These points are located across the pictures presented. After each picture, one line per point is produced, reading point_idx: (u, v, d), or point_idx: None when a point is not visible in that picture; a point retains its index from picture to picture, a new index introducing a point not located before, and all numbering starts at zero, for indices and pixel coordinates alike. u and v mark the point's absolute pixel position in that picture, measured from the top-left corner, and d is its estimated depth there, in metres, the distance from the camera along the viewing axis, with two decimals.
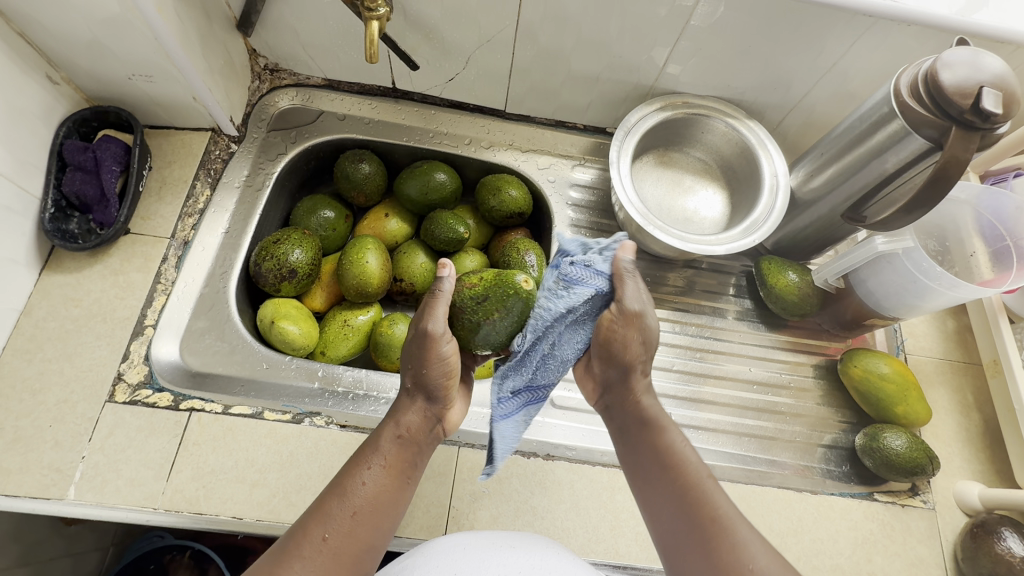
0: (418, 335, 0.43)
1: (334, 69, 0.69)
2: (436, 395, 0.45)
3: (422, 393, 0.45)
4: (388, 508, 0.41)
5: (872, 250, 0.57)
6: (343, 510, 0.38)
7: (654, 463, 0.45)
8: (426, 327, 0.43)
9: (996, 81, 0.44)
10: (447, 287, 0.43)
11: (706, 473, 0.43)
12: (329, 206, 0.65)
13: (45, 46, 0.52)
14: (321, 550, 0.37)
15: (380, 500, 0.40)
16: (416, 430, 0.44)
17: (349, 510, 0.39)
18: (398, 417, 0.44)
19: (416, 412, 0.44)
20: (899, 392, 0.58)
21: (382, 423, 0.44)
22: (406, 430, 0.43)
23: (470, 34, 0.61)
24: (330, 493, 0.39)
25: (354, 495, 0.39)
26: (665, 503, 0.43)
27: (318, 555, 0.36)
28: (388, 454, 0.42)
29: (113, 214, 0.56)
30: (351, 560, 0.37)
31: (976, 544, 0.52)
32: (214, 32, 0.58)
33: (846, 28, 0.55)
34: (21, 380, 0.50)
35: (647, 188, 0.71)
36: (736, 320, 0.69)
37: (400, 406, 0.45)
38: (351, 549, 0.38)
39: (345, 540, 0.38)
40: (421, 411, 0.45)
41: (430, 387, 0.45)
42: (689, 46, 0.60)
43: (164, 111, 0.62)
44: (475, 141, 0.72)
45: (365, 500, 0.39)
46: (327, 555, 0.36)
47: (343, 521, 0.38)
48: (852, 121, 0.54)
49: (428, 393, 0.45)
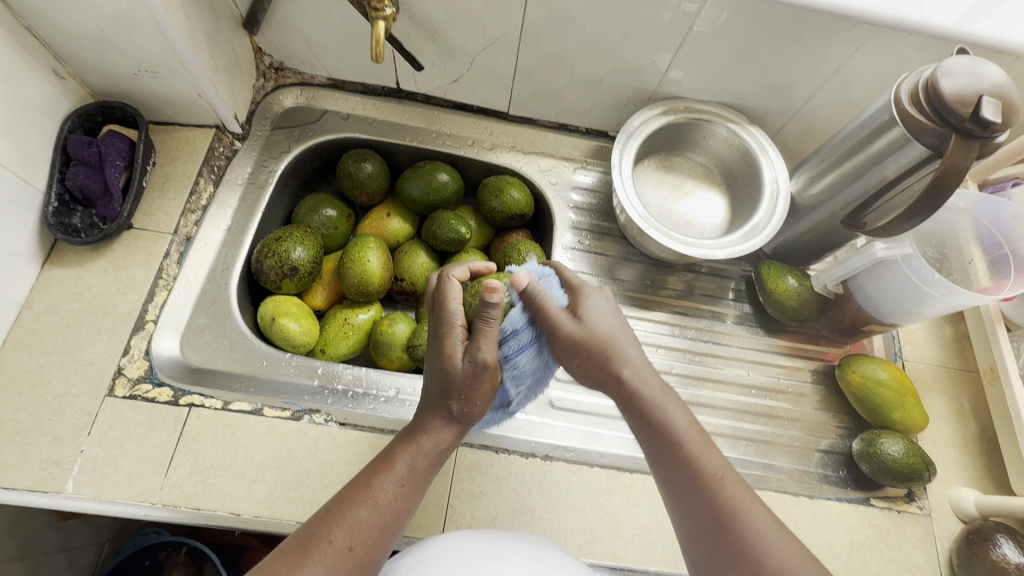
0: (478, 365, 0.41)
1: (338, 69, 0.69)
2: (473, 416, 0.44)
3: (460, 416, 0.43)
4: (409, 518, 0.41)
5: (871, 257, 0.57)
6: (371, 522, 0.38)
7: (657, 437, 0.42)
8: (490, 360, 0.41)
9: (996, 90, 0.44)
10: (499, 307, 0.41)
11: (714, 449, 0.42)
12: (331, 204, 0.66)
13: (52, 41, 0.52)
14: (345, 558, 0.37)
15: (405, 511, 0.40)
16: (449, 446, 0.43)
17: (376, 523, 0.38)
18: (433, 432, 0.42)
19: (450, 429, 0.43)
20: (896, 399, 0.59)
21: (415, 433, 0.42)
22: (440, 447, 0.42)
23: (475, 35, 0.62)
24: (357, 500, 0.38)
25: (382, 507, 0.39)
26: (670, 480, 0.42)
27: (340, 563, 0.36)
28: (420, 469, 0.41)
29: (116, 209, 0.57)
30: (368, 566, 0.38)
31: (972, 550, 0.52)
32: (220, 29, 0.58)
33: (849, 36, 0.55)
34: (22, 373, 0.50)
35: (648, 191, 0.71)
36: (735, 325, 0.69)
37: (435, 421, 0.42)
38: (371, 556, 0.38)
39: (368, 549, 0.38)
40: (456, 429, 0.43)
41: (470, 410, 0.43)
42: (691, 51, 0.61)
43: (168, 108, 0.62)
44: (478, 142, 0.73)
45: (392, 512, 0.39)
46: (352, 564, 0.37)
47: (370, 532, 0.38)
48: (853, 128, 0.54)
49: (467, 414, 0.43)
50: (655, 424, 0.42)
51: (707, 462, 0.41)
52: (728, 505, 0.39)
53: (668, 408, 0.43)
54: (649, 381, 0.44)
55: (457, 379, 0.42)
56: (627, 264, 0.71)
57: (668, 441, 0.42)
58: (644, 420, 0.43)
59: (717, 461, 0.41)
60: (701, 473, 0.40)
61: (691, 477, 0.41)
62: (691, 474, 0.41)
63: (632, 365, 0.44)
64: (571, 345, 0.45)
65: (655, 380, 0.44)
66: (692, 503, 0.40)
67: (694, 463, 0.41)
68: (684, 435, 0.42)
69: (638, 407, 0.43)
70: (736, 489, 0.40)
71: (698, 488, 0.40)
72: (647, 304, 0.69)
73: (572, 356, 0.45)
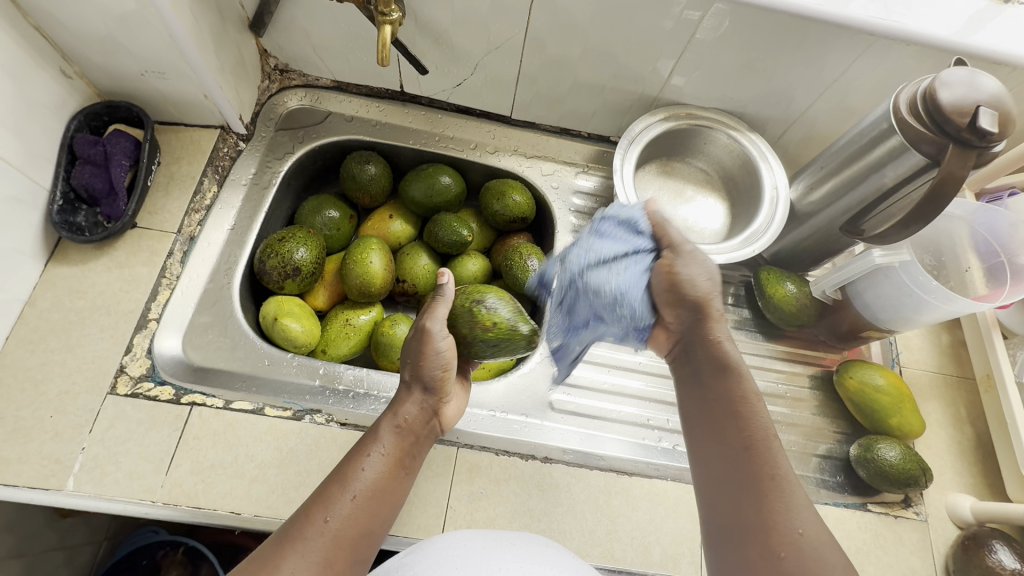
0: (417, 332, 0.46)
1: (343, 72, 0.70)
2: (433, 389, 0.46)
3: (419, 386, 0.45)
4: (387, 500, 0.41)
5: (869, 263, 0.58)
6: (345, 495, 0.39)
7: (722, 412, 0.43)
8: (426, 325, 0.46)
9: (993, 101, 0.45)
10: (446, 292, 0.47)
11: (779, 446, 0.40)
12: (334, 206, 0.66)
13: (60, 40, 0.52)
14: (323, 533, 0.37)
15: (382, 484, 0.41)
16: (415, 422, 0.45)
17: (350, 495, 0.39)
18: (399, 410, 0.45)
19: (414, 405, 0.45)
20: (894, 404, 0.59)
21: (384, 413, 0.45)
22: (404, 421, 0.44)
23: (479, 40, 0.62)
24: (332, 479, 0.40)
25: (355, 480, 0.40)
26: (716, 454, 0.42)
27: (319, 538, 0.37)
28: (388, 442, 0.43)
29: (121, 208, 0.57)
30: (349, 545, 0.38)
31: (968, 556, 0.52)
32: (227, 31, 0.59)
33: (848, 45, 0.56)
34: (23, 370, 0.50)
35: (649, 196, 0.72)
36: (734, 329, 0.70)
37: (399, 398, 0.45)
38: (350, 534, 0.38)
39: (347, 524, 0.38)
40: (419, 403, 0.45)
41: (427, 381, 0.45)
42: (693, 58, 0.61)
43: (174, 108, 0.62)
44: (481, 145, 0.73)
45: (366, 486, 0.40)
46: (328, 537, 0.37)
47: (345, 505, 0.38)
48: (852, 136, 0.55)
49: (425, 386, 0.45)
50: (727, 403, 0.43)
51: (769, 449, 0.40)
52: (777, 491, 0.38)
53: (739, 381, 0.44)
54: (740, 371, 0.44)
55: (406, 350, 0.47)
56: None
57: (734, 419, 0.42)
58: (716, 395, 0.44)
59: (778, 456, 0.40)
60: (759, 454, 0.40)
61: (743, 454, 0.40)
62: (744, 452, 0.40)
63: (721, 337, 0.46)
64: (676, 309, 0.48)
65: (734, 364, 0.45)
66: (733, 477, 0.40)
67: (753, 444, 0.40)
68: (754, 420, 0.41)
69: (717, 383, 0.44)
70: (791, 483, 0.38)
71: (749, 462, 0.40)
72: None
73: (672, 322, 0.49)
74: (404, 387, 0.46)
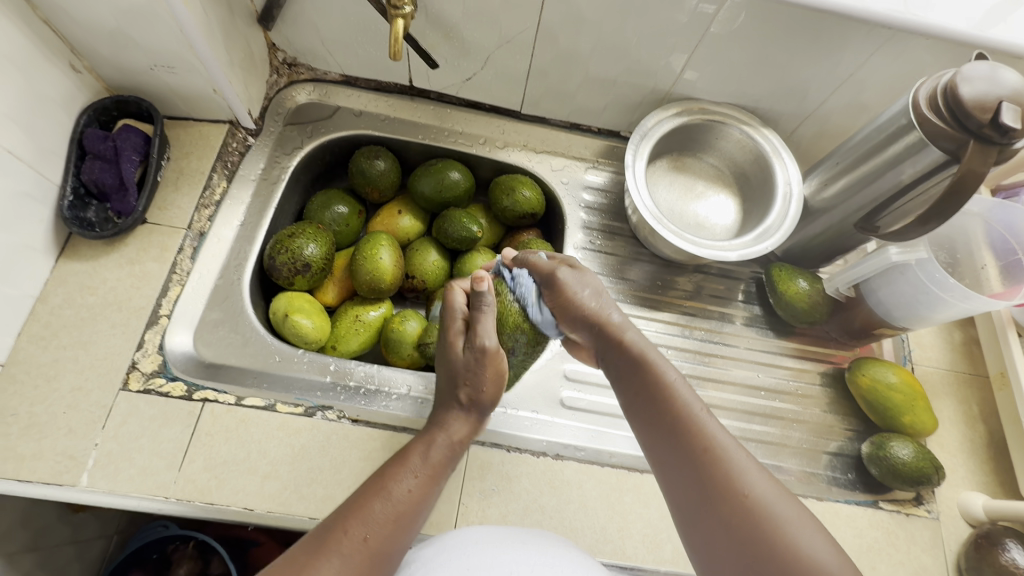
0: (473, 350, 0.48)
1: (352, 66, 0.69)
2: (484, 408, 0.49)
3: (473, 407, 0.48)
4: (424, 516, 0.41)
5: (885, 261, 0.58)
6: (386, 510, 0.38)
7: (653, 411, 0.42)
8: (482, 343, 0.48)
9: (1015, 96, 0.44)
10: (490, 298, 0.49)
11: (714, 420, 0.40)
12: (343, 201, 0.66)
13: (69, 34, 0.52)
14: (360, 549, 0.36)
15: (420, 505, 0.41)
16: (463, 440, 0.47)
17: (391, 512, 0.38)
18: (448, 428, 0.47)
19: (461, 423, 0.47)
20: (906, 402, 0.59)
21: (429, 432, 0.46)
22: (456, 438, 0.46)
23: (490, 34, 0.62)
24: (372, 491, 0.39)
25: (399, 494, 0.40)
26: (675, 470, 0.39)
27: (355, 554, 0.36)
28: (433, 458, 0.44)
29: (131, 204, 0.57)
30: (384, 562, 0.37)
31: (980, 554, 0.52)
32: (236, 24, 0.58)
33: (865, 39, 0.55)
34: (36, 366, 0.50)
35: (660, 192, 0.71)
36: (744, 326, 0.70)
37: (448, 416, 0.47)
38: (388, 551, 0.37)
39: (382, 541, 0.37)
40: (467, 423, 0.48)
41: (480, 399, 0.48)
42: (707, 52, 0.61)
43: (183, 103, 0.62)
44: (490, 141, 0.73)
45: (406, 504, 0.39)
46: (362, 553, 0.36)
47: (384, 521, 0.38)
48: (870, 131, 0.54)
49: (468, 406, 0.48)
50: (657, 401, 0.42)
51: (702, 424, 0.40)
52: (723, 468, 0.37)
53: (675, 383, 0.43)
54: (662, 362, 0.45)
55: (458, 368, 0.48)
56: (637, 265, 0.71)
57: (660, 407, 0.42)
58: (651, 385, 0.43)
59: (715, 429, 0.39)
60: (694, 438, 0.39)
61: (683, 437, 0.39)
62: (684, 446, 0.39)
63: (643, 350, 0.46)
64: (579, 320, 0.51)
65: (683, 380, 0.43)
66: (674, 452, 0.40)
67: (686, 424, 0.40)
68: (681, 402, 0.41)
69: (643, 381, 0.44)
70: (731, 447, 0.38)
71: (693, 446, 0.39)
72: (656, 305, 0.69)
73: (606, 343, 0.49)
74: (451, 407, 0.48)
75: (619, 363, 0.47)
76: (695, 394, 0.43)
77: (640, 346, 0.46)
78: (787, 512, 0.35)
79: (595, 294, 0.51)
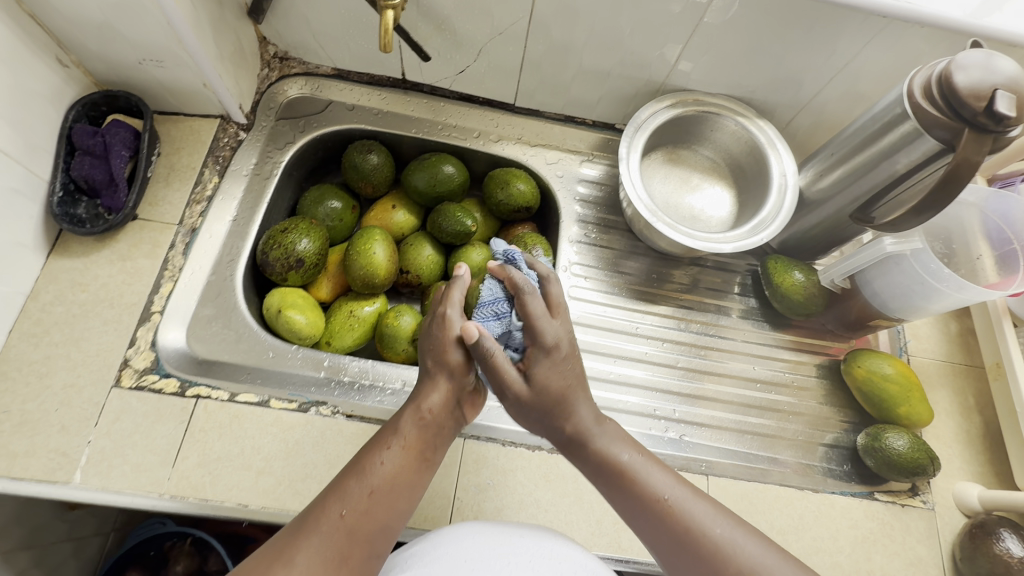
0: (438, 317, 0.47)
1: (344, 59, 0.69)
2: (457, 376, 0.45)
3: (442, 373, 0.45)
4: (406, 494, 0.40)
5: (880, 251, 0.58)
6: (361, 487, 0.39)
7: (606, 475, 0.43)
8: (446, 309, 0.46)
9: (1010, 84, 0.44)
10: (468, 280, 0.48)
11: (658, 471, 0.43)
12: (336, 196, 0.65)
13: (56, 28, 0.51)
14: (337, 527, 0.37)
15: (399, 480, 0.40)
16: (438, 412, 0.44)
17: (366, 489, 0.39)
18: (424, 401, 0.44)
19: (439, 396, 0.45)
20: (901, 393, 0.59)
21: (405, 406, 0.45)
22: (427, 412, 0.43)
23: (483, 26, 0.61)
24: (349, 472, 0.40)
25: (373, 473, 0.39)
26: (646, 529, 0.41)
27: (334, 531, 0.36)
28: (407, 434, 0.42)
29: (121, 199, 0.56)
30: (364, 540, 0.37)
31: (975, 544, 0.52)
32: (225, 18, 0.58)
33: (860, 28, 0.55)
34: (28, 363, 0.50)
35: (655, 184, 0.71)
36: (741, 319, 0.69)
37: (424, 389, 0.45)
38: (367, 528, 0.38)
39: (361, 518, 0.37)
40: (442, 393, 0.45)
41: (452, 367, 0.45)
42: (701, 43, 0.60)
43: (173, 97, 0.61)
44: (483, 134, 0.72)
45: (384, 480, 0.39)
46: (339, 531, 0.36)
47: (361, 499, 0.38)
48: (865, 121, 0.54)
49: (449, 372, 0.45)
50: (604, 466, 0.43)
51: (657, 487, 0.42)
52: (684, 521, 0.40)
53: (612, 449, 0.44)
54: (589, 424, 0.44)
55: (428, 338, 0.47)
56: (633, 258, 0.71)
57: (612, 477, 0.43)
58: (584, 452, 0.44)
59: (665, 483, 0.42)
60: (651, 496, 0.41)
61: (643, 505, 0.41)
62: (643, 506, 0.41)
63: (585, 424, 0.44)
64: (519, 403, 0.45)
65: (615, 442, 0.44)
66: (640, 516, 0.41)
67: (643, 493, 0.41)
68: (631, 467, 0.43)
69: (581, 447, 0.45)
70: (686, 500, 0.41)
71: (652, 511, 0.41)
72: (652, 298, 0.69)
73: (521, 411, 0.45)
74: (427, 379, 0.46)
75: (556, 436, 0.46)
76: (635, 447, 0.44)
77: (579, 413, 0.44)
78: (751, 549, 0.38)
79: (557, 365, 0.44)
